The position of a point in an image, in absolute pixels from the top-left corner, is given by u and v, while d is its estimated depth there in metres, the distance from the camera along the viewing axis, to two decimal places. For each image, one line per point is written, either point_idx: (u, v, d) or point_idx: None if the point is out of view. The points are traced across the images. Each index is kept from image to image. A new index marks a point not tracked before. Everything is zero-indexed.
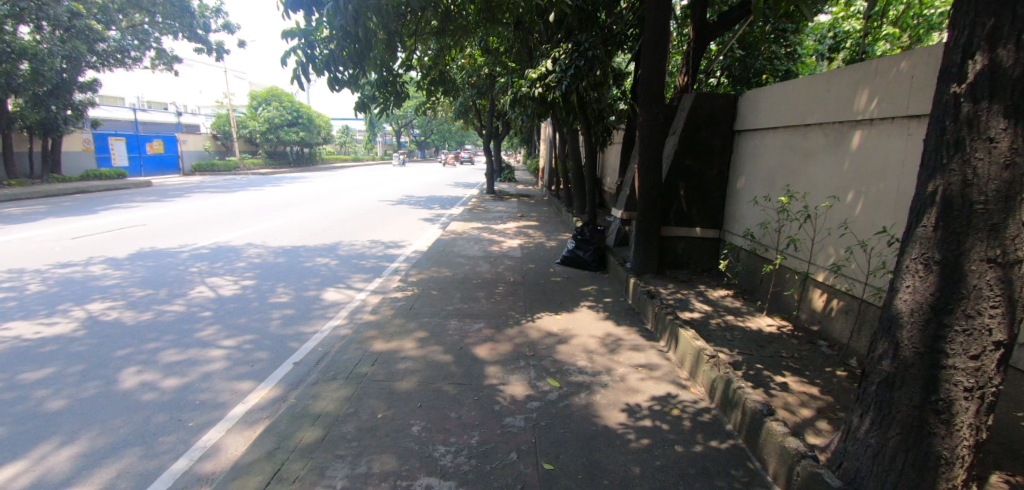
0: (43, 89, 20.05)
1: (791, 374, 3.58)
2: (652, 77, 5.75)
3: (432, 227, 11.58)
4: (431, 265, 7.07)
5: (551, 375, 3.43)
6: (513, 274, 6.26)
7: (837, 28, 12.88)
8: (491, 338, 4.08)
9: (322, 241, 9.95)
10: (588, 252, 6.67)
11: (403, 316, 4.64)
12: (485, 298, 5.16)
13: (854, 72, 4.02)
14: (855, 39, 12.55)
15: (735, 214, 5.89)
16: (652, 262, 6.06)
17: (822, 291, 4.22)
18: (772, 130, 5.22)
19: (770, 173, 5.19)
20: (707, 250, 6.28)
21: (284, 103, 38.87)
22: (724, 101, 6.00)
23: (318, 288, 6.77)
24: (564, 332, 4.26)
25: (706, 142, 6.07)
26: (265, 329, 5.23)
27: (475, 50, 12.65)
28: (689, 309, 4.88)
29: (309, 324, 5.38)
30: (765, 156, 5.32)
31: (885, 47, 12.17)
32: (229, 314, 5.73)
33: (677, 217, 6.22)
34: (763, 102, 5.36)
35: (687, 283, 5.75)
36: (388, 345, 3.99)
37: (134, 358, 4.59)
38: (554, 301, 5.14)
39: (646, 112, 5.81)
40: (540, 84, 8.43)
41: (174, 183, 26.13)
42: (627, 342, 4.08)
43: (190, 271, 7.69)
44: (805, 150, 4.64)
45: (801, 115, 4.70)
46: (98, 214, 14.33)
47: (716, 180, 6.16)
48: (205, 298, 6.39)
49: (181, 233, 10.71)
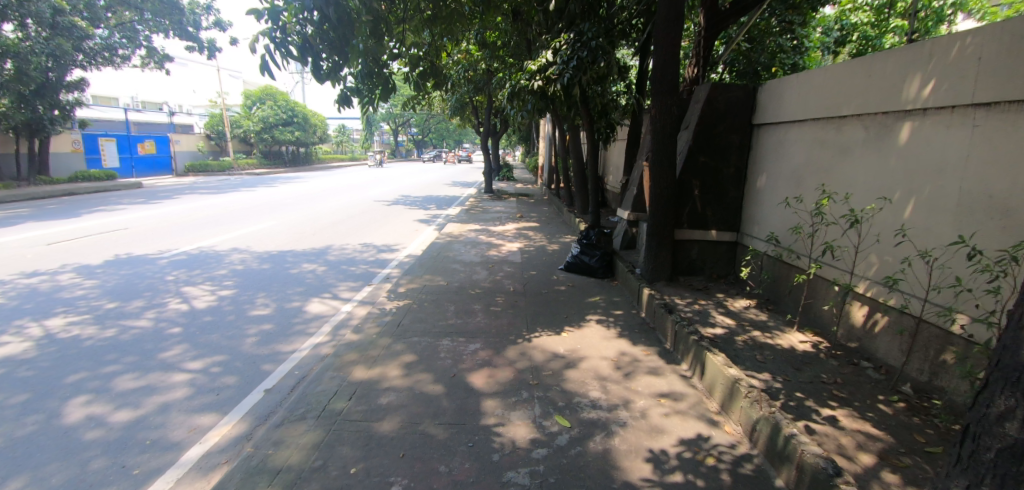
0: (28, 89, 19.38)
1: (838, 405, 3.08)
2: (665, 65, 5.18)
3: (427, 229, 11.04)
4: (425, 271, 6.53)
5: (558, 412, 2.91)
6: (512, 282, 5.73)
7: (843, 20, 12.33)
8: (488, 363, 3.55)
9: (311, 244, 9.41)
10: (594, 257, 6.13)
11: (389, 334, 4.11)
12: (481, 312, 4.63)
13: (903, 54, 3.50)
14: (863, 31, 12.00)
15: (755, 215, 5.38)
16: (664, 269, 5.53)
17: (864, 304, 3.72)
18: (799, 123, 4.70)
19: (797, 172, 4.67)
20: (724, 255, 5.78)
21: (279, 102, 37.99)
22: (742, 92, 5.48)
23: (301, 298, 6.24)
24: (572, 353, 3.73)
25: (723, 137, 5.56)
26: (237, 349, 4.70)
27: (472, 43, 12.12)
28: (711, 325, 4.35)
29: (286, 341, 4.86)
30: (791, 152, 4.80)
31: (893, 40, 11.71)
32: (200, 331, 5.19)
33: (691, 219, 5.71)
34: (788, 93, 4.84)
35: (703, 293, 5.24)
36: (370, 373, 3.46)
37: (86, 387, 4.06)
38: (558, 315, 4.61)
39: (658, 103, 5.25)
40: (539, 77, 7.93)
41: (166, 184, 25.57)
42: (644, 365, 3.56)
43: (166, 280, 7.15)
44: (840, 144, 4.12)
45: (835, 106, 4.18)
46: (81, 217, 13.79)
47: (733, 179, 5.66)
48: (177, 311, 5.85)
49: (163, 237, 10.15)
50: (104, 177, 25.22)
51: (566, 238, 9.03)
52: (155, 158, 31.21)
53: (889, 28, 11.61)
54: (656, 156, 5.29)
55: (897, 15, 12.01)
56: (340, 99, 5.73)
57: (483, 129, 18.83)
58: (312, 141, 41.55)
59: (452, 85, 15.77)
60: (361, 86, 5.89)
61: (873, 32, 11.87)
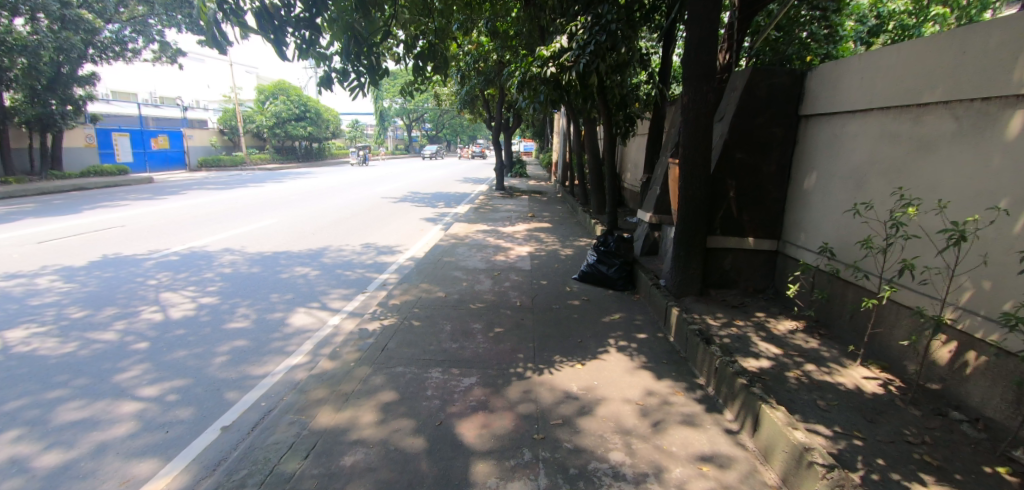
0: (41, 82, 19.13)
1: (936, 480, 2.38)
2: (700, 43, 4.36)
3: (432, 229, 10.42)
4: (423, 279, 5.87)
5: (569, 485, 2.25)
6: (519, 294, 5.04)
7: (880, 7, 11.38)
8: (484, 407, 2.89)
9: (308, 245, 8.84)
10: (612, 267, 5.36)
11: (369, 362, 3.46)
12: (480, 334, 3.96)
13: (1014, 27, 2.77)
14: (900, 20, 11.09)
15: (802, 221, 4.65)
16: (694, 282, 4.79)
17: (957, 339, 3.00)
18: (861, 113, 3.95)
19: (859, 171, 3.92)
20: (761, 267, 5.07)
21: (292, 97, 37.50)
22: (786, 78, 4.75)
23: (286, 308, 5.64)
24: (587, 393, 3.05)
25: (764, 130, 4.85)
26: (201, 373, 4.09)
27: (483, 31, 11.40)
28: (754, 355, 3.63)
29: (259, 363, 4.26)
30: (850, 147, 4.06)
31: (933, 30, 10.92)
32: (167, 347, 4.60)
33: (725, 224, 5.03)
34: (847, 78, 4.09)
35: (740, 312, 4.52)
36: (338, 418, 2.82)
37: (20, 417, 3.49)
38: (571, 339, 3.91)
39: (690, 90, 4.46)
40: (553, 63, 7.26)
41: (178, 179, 25.31)
42: (677, 411, 2.87)
43: (147, 285, 6.58)
44: (918, 138, 3.38)
45: (911, 94, 3.44)
46: (81, 214, 13.43)
47: (774, 179, 4.95)
48: (149, 322, 5.28)
49: (155, 235, 9.68)
50: (116, 171, 24.94)
51: (580, 242, 8.32)
52: (168, 153, 31.04)
53: (929, 16, 10.73)
54: (687, 151, 4.52)
55: (937, 3, 11.11)
56: (319, 81, 5.03)
57: (495, 124, 18.15)
58: (325, 137, 41.20)
59: (463, 77, 15.05)
60: (348, 66, 5.06)
61: (911, 21, 11.04)
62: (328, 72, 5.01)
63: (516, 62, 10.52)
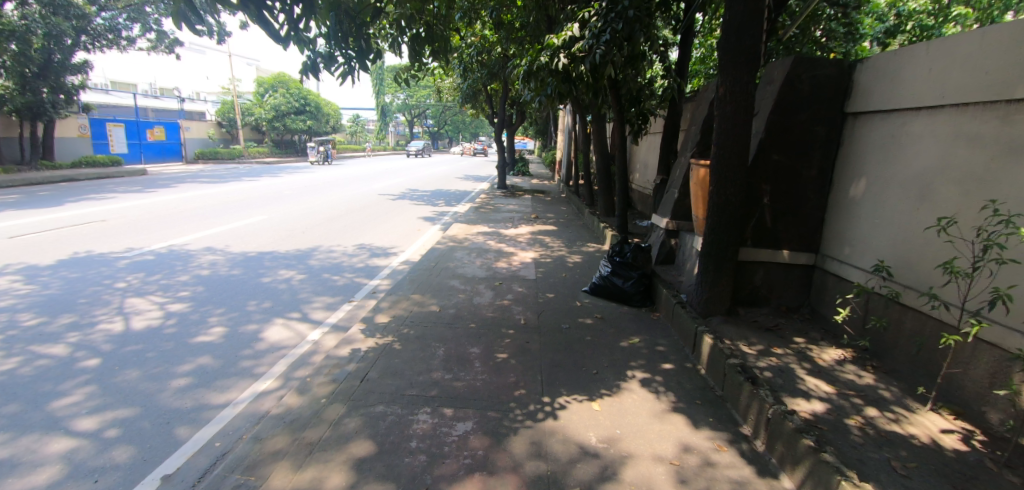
0: (30, 69, 18.43)
1: None
2: (742, 25, 3.76)
3: (430, 230, 9.83)
4: (416, 288, 5.30)
5: None
6: (523, 310, 4.45)
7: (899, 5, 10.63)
8: (481, 467, 2.31)
9: (296, 245, 8.27)
10: (629, 280, 4.78)
11: (344, 399, 2.89)
12: (479, 361, 3.37)
13: None
14: (921, 20, 10.32)
15: (848, 233, 4.07)
16: (723, 300, 4.19)
17: None
18: (928, 109, 3.36)
19: (924, 178, 3.34)
20: (797, 283, 4.49)
21: (292, 90, 36.87)
22: (834, 70, 4.20)
23: (263, 318, 5.06)
24: (610, 448, 2.47)
25: (804, 130, 4.31)
26: (152, 401, 3.51)
27: (488, 22, 10.80)
28: (803, 396, 3.05)
29: (222, 388, 3.68)
30: (912, 149, 3.47)
31: (954, 30, 10.28)
32: (120, 366, 4.02)
33: (757, 235, 4.47)
34: (909, 71, 3.51)
35: (776, 337, 3.95)
36: (297, 479, 2.26)
37: None
38: (586, 368, 3.33)
39: (724, 79, 3.89)
40: (564, 53, 6.67)
41: (173, 172, 24.73)
42: (724, 476, 2.30)
43: (114, 288, 5.99)
44: (1008, 142, 2.80)
45: (1000, 86, 2.86)
46: (64, 206, 12.86)
47: (815, 184, 4.38)
48: (106, 333, 4.70)
49: (135, 232, 9.08)
50: (109, 162, 24.27)
51: (588, 247, 7.73)
52: (164, 144, 30.42)
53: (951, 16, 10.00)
54: (719, 150, 3.95)
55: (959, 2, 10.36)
56: (304, 69, 4.43)
57: (498, 120, 17.53)
58: (326, 131, 40.57)
59: (466, 70, 14.42)
60: (334, 49, 4.43)
61: (931, 22, 10.33)
62: (312, 57, 4.40)
63: (521, 54, 9.92)
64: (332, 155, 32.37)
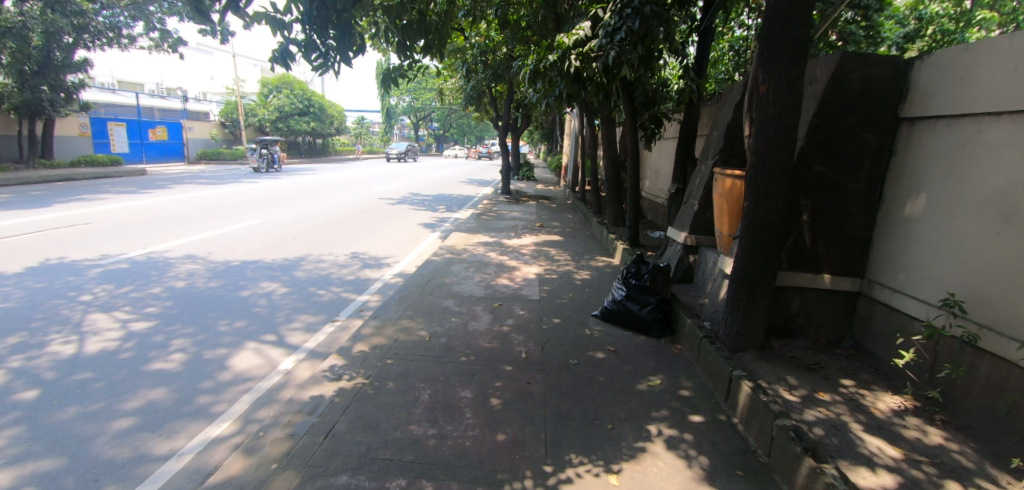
0: (28, 66, 17.95)
1: None
2: (789, 13, 3.20)
3: (428, 238, 9.29)
4: (406, 309, 4.74)
5: None
6: (525, 341, 3.88)
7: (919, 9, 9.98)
8: None
9: (284, 255, 7.73)
10: (646, 307, 4.22)
11: (300, 464, 2.34)
12: (470, 410, 2.81)
13: None
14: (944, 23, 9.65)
15: (902, 256, 3.50)
16: (756, 333, 3.63)
17: None
18: (1012, 114, 2.78)
19: (1008, 196, 2.76)
20: (838, 313, 3.93)
21: (295, 91, 36.46)
22: (886, 68, 3.65)
23: (234, 341, 4.52)
24: None
25: (850, 137, 3.76)
26: (84, 448, 2.96)
27: (494, 19, 10.26)
28: (867, 465, 2.50)
29: (169, 431, 3.13)
30: (991, 160, 2.89)
31: (977, 35, 9.64)
32: (59, 400, 3.48)
33: (793, 256, 3.91)
34: (986, 68, 2.94)
35: (820, 378, 3.38)
36: None
37: None
38: (598, 421, 2.77)
39: (765, 78, 3.33)
40: (575, 54, 6.12)
41: (174, 172, 24.28)
42: None
43: (76, 302, 5.46)
44: None
45: None
46: (51, 207, 12.39)
47: (863, 199, 3.81)
48: (54, 356, 4.17)
49: (116, 236, 8.57)
50: (108, 161, 23.82)
51: (596, 261, 7.15)
52: (166, 144, 29.94)
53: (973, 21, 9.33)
54: (756, 159, 3.39)
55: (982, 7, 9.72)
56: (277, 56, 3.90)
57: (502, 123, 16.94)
58: (329, 133, 40.11)
59: (469, 71, 13.86)
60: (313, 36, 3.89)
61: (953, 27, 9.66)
62: (286, 43, 3.88)
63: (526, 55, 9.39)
64: (280, 163, 26.27)
